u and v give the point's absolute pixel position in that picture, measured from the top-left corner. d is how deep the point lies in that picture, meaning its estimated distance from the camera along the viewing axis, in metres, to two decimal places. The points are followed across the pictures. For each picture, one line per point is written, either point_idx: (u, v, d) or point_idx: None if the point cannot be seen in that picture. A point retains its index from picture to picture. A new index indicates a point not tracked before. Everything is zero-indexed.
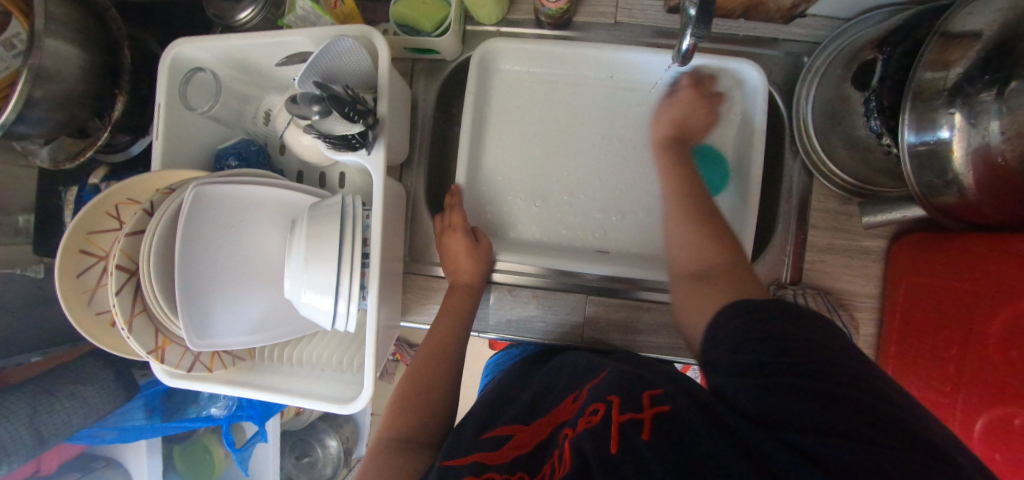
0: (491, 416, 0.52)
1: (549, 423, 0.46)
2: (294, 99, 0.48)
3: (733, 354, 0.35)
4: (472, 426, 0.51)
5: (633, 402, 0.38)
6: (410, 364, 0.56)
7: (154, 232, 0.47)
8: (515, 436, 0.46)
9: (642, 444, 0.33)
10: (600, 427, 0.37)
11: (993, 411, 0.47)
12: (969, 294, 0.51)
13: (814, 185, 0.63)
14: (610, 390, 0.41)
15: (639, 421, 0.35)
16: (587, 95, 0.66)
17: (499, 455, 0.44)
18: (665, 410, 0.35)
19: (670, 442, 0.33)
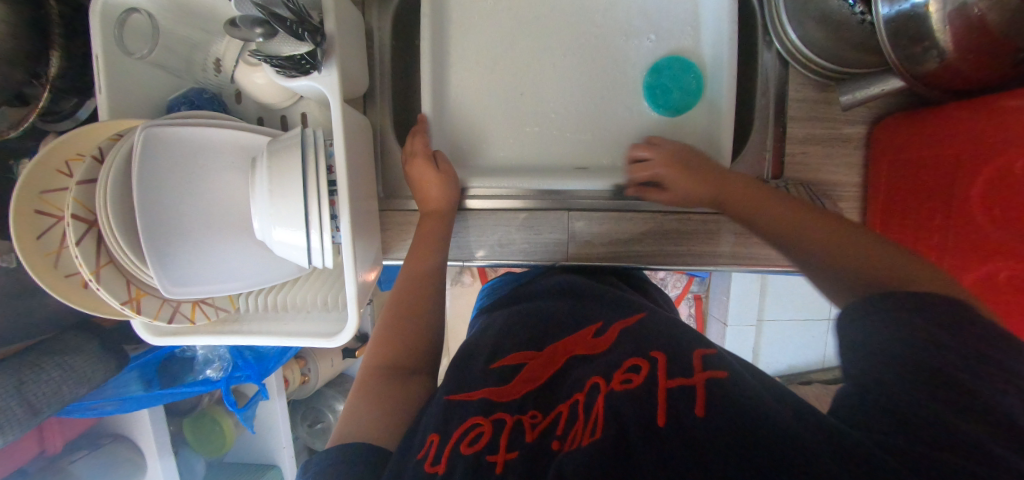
0: (497, 342, 0.52)
1: (561, 359, 0.46)
2: (232, 21, 0.44)
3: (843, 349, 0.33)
4: (481, 353, 0.51)
5: (681, 367, 0.36)
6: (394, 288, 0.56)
7: (107, 178, 0.45)
8: (527, 365, 0.47)
9: (695, 412, 0.31)
10: (641, 389, 0.36)
11: (977, 270, 0.47)
12: (953, 162, 0.50)
13: (790, 75, 0.61)
14: (652, 349, 0.41)
15: (688, 387, 0.34)
16: (547, 6, 0.63)
17: (509, 390, 0.44)
18: (717, 378, 0.34)
19: (723, 410, 0.31)
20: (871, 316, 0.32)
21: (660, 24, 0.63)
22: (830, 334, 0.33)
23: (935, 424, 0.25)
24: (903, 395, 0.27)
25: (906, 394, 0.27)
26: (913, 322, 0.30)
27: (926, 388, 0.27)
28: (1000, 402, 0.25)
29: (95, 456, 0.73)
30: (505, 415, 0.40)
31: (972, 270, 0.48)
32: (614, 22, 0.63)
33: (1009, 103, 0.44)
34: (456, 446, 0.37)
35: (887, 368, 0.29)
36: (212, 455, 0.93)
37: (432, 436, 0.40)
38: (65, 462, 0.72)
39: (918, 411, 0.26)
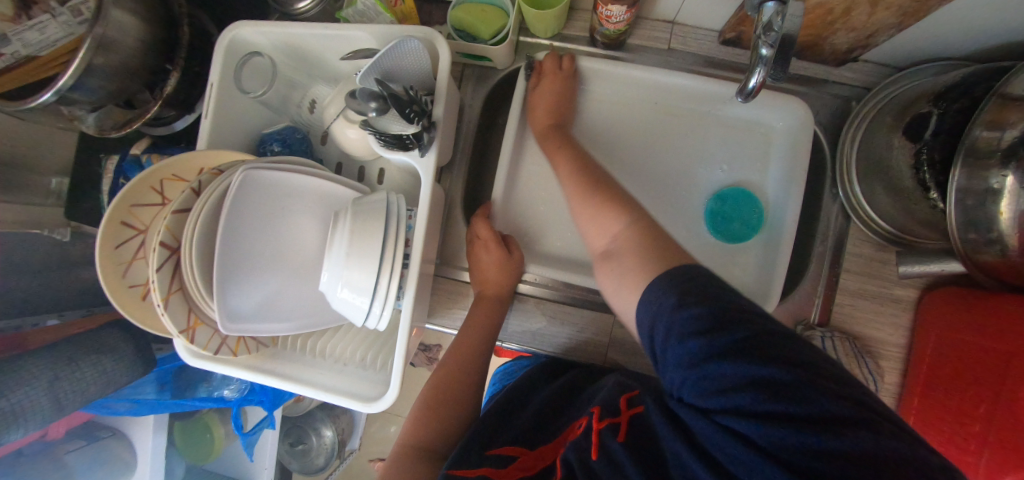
0: (493, 427, 0.52)
1: (551, 450, 0.46)
2: (353, 93, 0.48)
3: (668, 328, 0.32)
4: (479, 434, 0.51)
5: (613, 411, 0.41)
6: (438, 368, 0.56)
7: (200, 213, 0.47)
8: (518, 458, 0.46)
9: (619, 446, 0.35)
10: (582, 437, 0.39)
11: (1017, 473, 0.46)
12: (1005, 356, 0.50)
13: (850, 229, 0.63)
14: (598, 403, 0.44)
15: (615, 425, 0.38)
16: (629, 115, 0.67)
17: (504, 472, 0.43)
18: (639, 414, 0.38)
19: (640, 441, 0.35)
20: (710, 326, 0.29)
21: (735, 152, 0.66)
22: (729, 353, 0.28)
23: (786, 423, 0.25)
24: (757, 395, 0.26)
25: (750, 394, 0.26)
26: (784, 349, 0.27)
27: (766, 384, 0.26)
28: (826, 387, 0.25)
29: (92, 450, 0.73)
30: None
31: (1011, 471, 0.47)
32: (689, 141, 0.66)
33: None
34: None
35: (717, 367, 0.28)
36: (200, 462, 0.90)
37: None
38: (62, 450, 0.73)
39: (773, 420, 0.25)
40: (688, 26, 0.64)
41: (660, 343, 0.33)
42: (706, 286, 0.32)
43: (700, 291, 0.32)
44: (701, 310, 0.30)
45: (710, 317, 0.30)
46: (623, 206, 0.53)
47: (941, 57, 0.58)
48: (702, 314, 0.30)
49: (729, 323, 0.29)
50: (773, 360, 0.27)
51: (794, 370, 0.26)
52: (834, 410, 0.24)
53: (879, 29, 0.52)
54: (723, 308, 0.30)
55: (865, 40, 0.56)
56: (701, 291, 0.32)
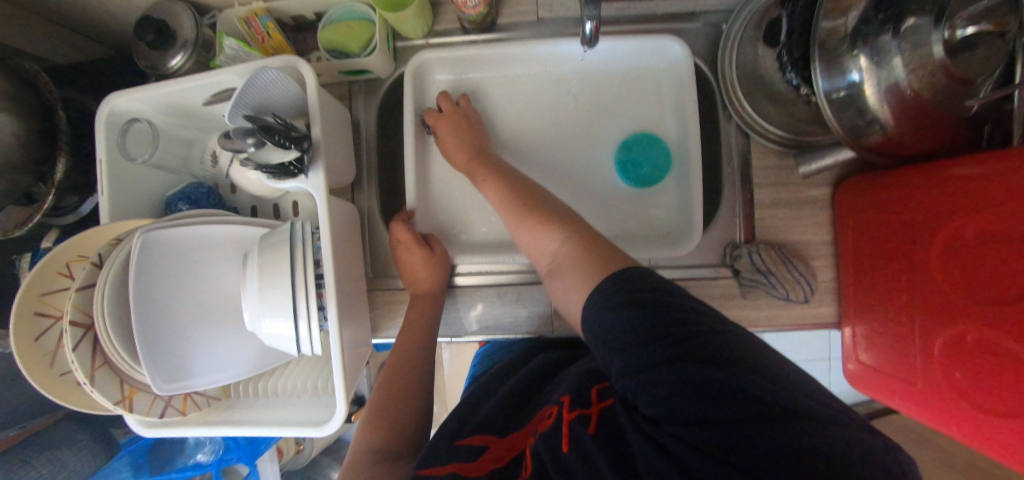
0: (462, 420, 0.52)
1: (522, 438, 0.46)
2: (227, 135, 0.49)
3: (619, 340, 0.33)
4: (450, 430, 0.51)
5: (582, 399, 0.38)
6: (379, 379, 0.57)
7: (105, 284, 0.47)
8: (489, 448, 0.45)
9: (590, 438, 0.33)
10: (551, 429, 0.37)
11: (947, 331, 0.48)
12: (911, 225, 0.52)
13: (751, 145, 0.65)
14: (566, 391, 0.41)
15: (585, 418, 0.35)
16: (521, 92, 0.68)
17: (475, 466, 0.44)
18: (609, 404, 0.35)
19: (616, 443, 0.32)
20: (663, 332, 0.31)
21: (631, 100, 0.67)
22: (683, 361, 0.29)
23: (744, 427, 0.26)
24: (708, 403, 0.27)
25: (705, 399, 0.27)
26: (736, 361, 0.29)
27: (720, 393, 0.27)
28: (776, 394, 0.27)
29: None
30: None
31: (942, 331, 0.49)
32: (584, 104, 0.67)
33: (958, 173, 0.47)
34: None
35: (664, 375, 0.29)
36: None
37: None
38: None
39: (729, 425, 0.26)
40: None
41: (613, 341, 0.33)
42: (650, 295, 0.34)
43: (639, 298, 0.34)
44: (656, 319, 0.32)
45: (664, 326, 0.31)
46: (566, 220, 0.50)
47: None
48: (671, 321, 0.32)
49: (683, 329, 0.31)
50: (725, 368, 0.28)
51: (743, 376, 0.28)
52: (808, 416, 0.26)
53: None
54: (678, 310, 0.33)
55: None
56: (642, 298, 0.34)
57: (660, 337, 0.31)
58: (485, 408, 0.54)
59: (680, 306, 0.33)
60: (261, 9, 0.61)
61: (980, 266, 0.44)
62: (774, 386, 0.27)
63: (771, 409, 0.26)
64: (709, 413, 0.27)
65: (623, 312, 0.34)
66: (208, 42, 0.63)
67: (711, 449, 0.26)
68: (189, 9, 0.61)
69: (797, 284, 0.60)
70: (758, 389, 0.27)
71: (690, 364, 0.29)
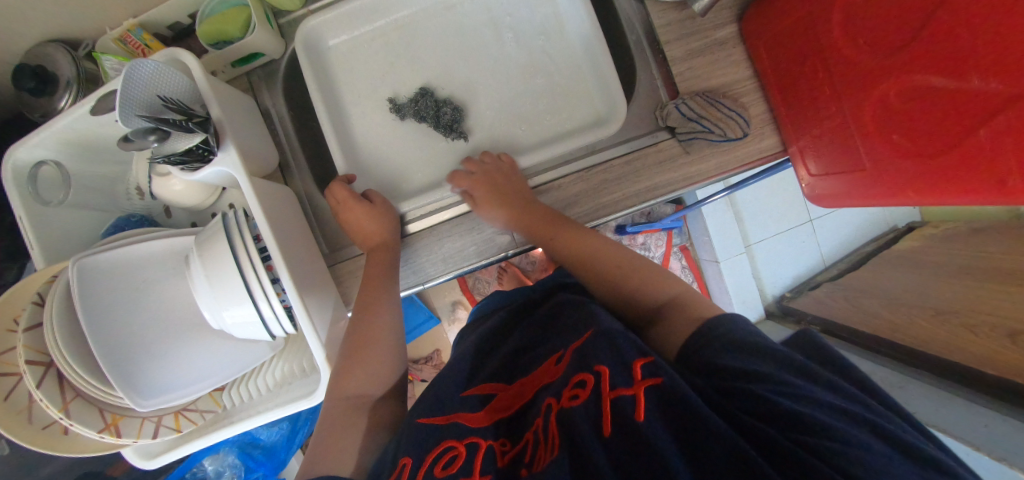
0: (468, 375, 0.58)
1: (530, 385, 0.52)
2: (124, 137, 0.48)
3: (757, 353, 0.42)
4: (452, 380, 0.56)
5: (625, 373, 0.41)
6: (347, 328, 0.57)
7: (52, 316, 0.46)
8: (497, 396, 0.52)
9: (637, 422, 0.37)
10: (590, 403, 0.41)
11: (872, 100, 0.48)
12: (812, 17, 0.52)
13: (649, 8, 0.65)
14: (596, 360, 0.44)
15: (634, 399, 0.39)
16: (415, 32, 0.67)
17: (481, 415, 0.49)
18: (656, 383, 0.39)
19: (676, 414, 0.37)
20: (796, 366, 0.40)
21: (524, 4, 0.67)
22: (810, 385, 0.38)
23: (816, 437, 0.34)
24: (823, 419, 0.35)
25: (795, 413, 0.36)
26: (835, 398, 0.38)
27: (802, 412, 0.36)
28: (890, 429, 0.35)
29: None
30: (477, 439, 0.45)
31: (868, 102, 0.49)
32: (478, 24, 0.67)
33: None
34: (430, 468, 0.42)
35: (779, 376, 0.39)
36: None
37: (405, 458, 0.44)
38: None
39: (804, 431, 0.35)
40: None
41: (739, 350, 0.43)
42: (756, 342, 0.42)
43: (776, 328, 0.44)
44: (762, 352, 0.41)
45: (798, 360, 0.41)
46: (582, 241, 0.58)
47: None
48: (784, 369, 0.40)
49: (798, 364, 0.40)
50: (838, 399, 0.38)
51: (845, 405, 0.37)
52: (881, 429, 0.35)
53: None
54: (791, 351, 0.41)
55: None
56: (778, 336, 0.43)
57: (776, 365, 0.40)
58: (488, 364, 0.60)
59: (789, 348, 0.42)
60: (133, 25, 0.61)
61: (882, 19, 0.44)
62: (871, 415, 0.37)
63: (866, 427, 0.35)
64: (790, 420, 0.36)
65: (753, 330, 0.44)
66: (93, 75, 0.62)
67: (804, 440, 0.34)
68: (61, 47, 0.60)
69: (730, 119, 0.60)
70: (856, 411, 0.36)
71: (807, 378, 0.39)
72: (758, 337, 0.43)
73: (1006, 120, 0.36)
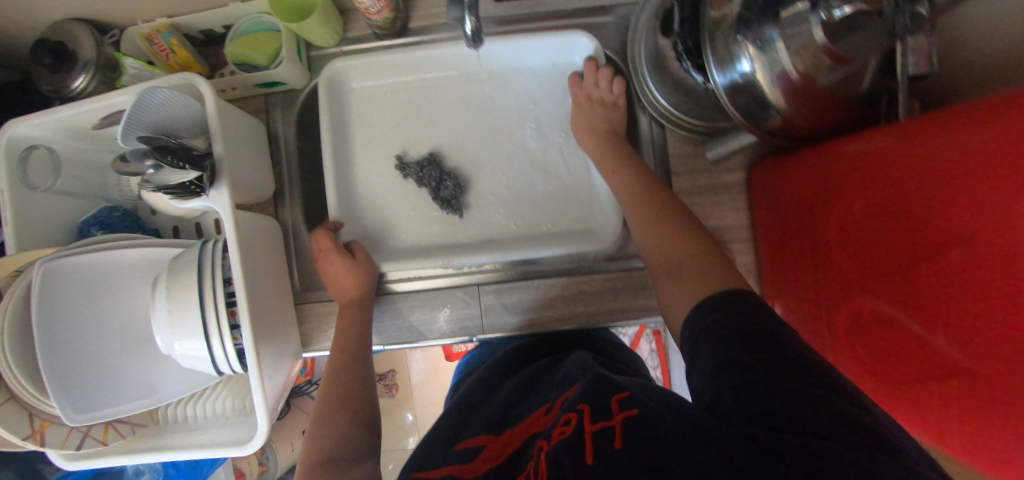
0: (458, 423, 0.52)
1: (517, 436, 0.45)
2: (121, 158, 0.48)
3: (724, 348, 0.34)
4: (446, 433, 0.51)
5: (602, 408, 0.36)
6: (323, 379, 0.56)
7: (5, 317, 0.47)
8: (487, 447, 0.46)
9: (616, 452, 0.31)
10: (573, 436, 0.35)
11: (847, 307, 0.50)
12: (812, 204, 0.54)
13: (669, 135, 0.66)
14: (581, 398, 0.39)
15: (609, 430, 0.33)
16: (439, 96, 0.68)
17: (469, 468, 0.44)
18: (633, 415, 0.34)
19: (641, 443, 0.31)
20: (753, 347, 0.33)
21: (551, 97, 0.68)
22: (790, 377, 0.30)
23: (806, 434, 0.27)
24: (797, 418, 0.28)
25: (791, 409, 0.28)
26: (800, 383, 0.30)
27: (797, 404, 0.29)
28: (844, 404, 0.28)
29: None
30: None
31: (844, 307, 0.50)
32: (502, 104, 0.68)
33: (847, 147, 0.48)
34: None
35: (751, 358, 0.32)
36: None
37: None
38: None
39: (802, 428, 0.27)
40: None
41: (706, 351, 0.35)
42: (732, 307, 0.36)
43: (734, 309, 0.36)
44: (737, 332, 0.34)
45: (757, 337, 0.33)
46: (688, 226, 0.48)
47: None
48: (736, 362, 0.32)
49: (756, 349, 0.32)
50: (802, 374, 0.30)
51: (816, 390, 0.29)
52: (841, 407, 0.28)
53: None
54: (760, 329, 0.34)
55: None
56: (737, 312, 0.35)
57: (731, 340, 0.34)
58: (481, 408, 0.53)
59: (759, 327, 0.34)
60: (164, 25, 0.60)
61: (867, 242, 0.46)
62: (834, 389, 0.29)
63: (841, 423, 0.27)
64: (754, 422, 0.29)
65: (717, 317, 0.36)
66: (113, 61, 0.62)
67: (775, 447, 0.27)
68: (88, 29, 0.60)
69: None
70: (825, 388, 0.29)
71: (770, 347, 0.32)
72: (757, 314, 0.35)
73: (957, 389, 0.38)
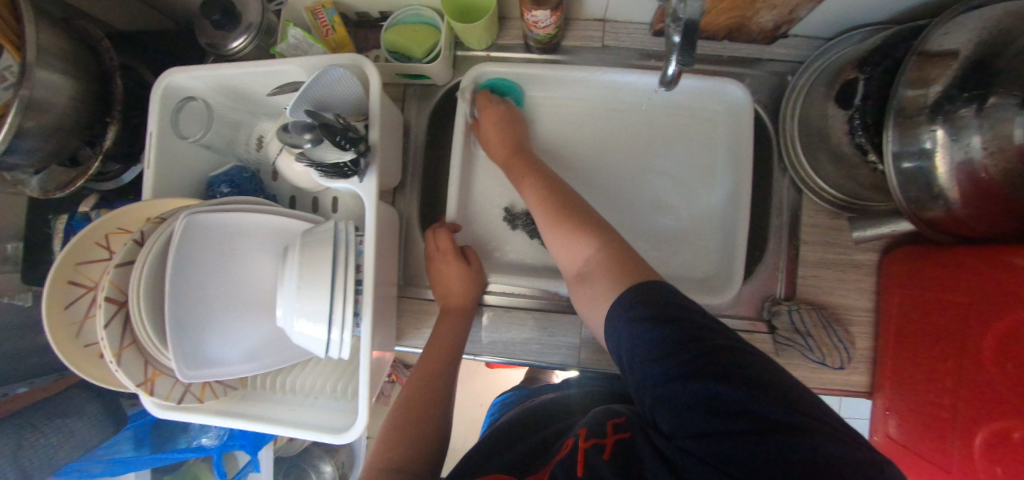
0: (481, 455, 0.47)
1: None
2: (286, 127, 0.48)
3: (643, 358, 0.36)
4: (469, 466, 0.45)
5: (599, 430, 0.37)
6: (406, 387, 0.56)
7: (145, 262, 0.47)
8: None
9: (604, 464, 0.33)
10: (568, 455, 0.36)
11: (990, 425, 0.45)
12: (962, 309, 0.50)
13: (803, 201, 0.64)
14: (584, 423, 0.40)
15: (601, 445, 0.35)
16: (576, 117, 0.67)
17: None
18: (626, 438, 0.35)
19: (627, 462, 0.33)
20: (661, 341, 0.35)
21: (684, 139, 0.66)
22: (699, 368, 0.33)
23: (735, 440, 0.29)
24: (728, 426, 0.30)
25: (708, 400, 0.31)
26: (706, 364, 0.33)
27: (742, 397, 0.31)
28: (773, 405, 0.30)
29: None
30: None
31: (985, 424, 0.45)
32: (635, 137, 0.66)
33: (1016, 260, 0.44)
34: None
35: (681, 372, 0.33)
36: None
37: None
38: None
39: (730, 424, 0.30)
40: (619, 21, 0.64)
41: (636, 360, 0.37)
42: (674, 312, 0.37)
43: (665, 309, 0.37)
44: (675, 336, 0.35)
45: (676, 337, 0.35)
46: (596, 227, 0.49)
47: (866, 22, 0.59)
48: (669, 352, 0.34)
49: (696, 344, 0.34)
50: (729, 381, 0.31)
51: (750, 392, 0.31)
52: (771, 414, 0.29)
53: (798, 3, 0.53)
54: (681, 316, 0.36)
55: (789, 15, 0.57)
56: (669, 314, 0.37)
57: (658, 339, 0.35)
58: (511, 445, 0.48)
59: (687, 320, 0.36)
60: (329, 2, 0.61)
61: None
62: (787, 403, 0.30)
63: (777, 428, 0.29)
64: (700, 425, 0.31)
65: (647, 315, 0.37)
66: (271, 27, 0.63)
67: (697, 449, 0.30)
68: None
69: (834, 350, 0.58)
70: (733, 391, 0.31)
71: (676, 340, 0.35)
72: (675, 313, 0.37)
73: None
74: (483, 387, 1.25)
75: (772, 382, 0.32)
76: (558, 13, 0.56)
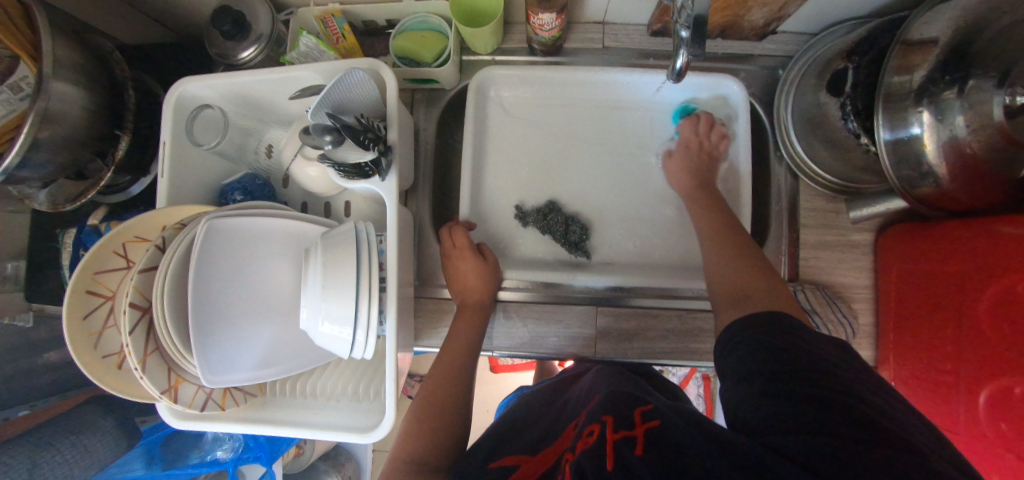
0: (500, 442, 0.48)
1: (553, 455, 0.42)
2: (307, 129, 0.49)
3: (741, 369, 0.36)
4: (484, 451, 0.46)
5: (626, 421, 0.38)
6: (422, 389, 0.56)
7: (168, 268, 0.46)
8: (520, 468, 0.42)
9: (638, 458, 0.32)
10: (595, 446, 0.36)
11: (992, 383, 0.47)
12: (954, 277, 0.53)
13: (800, 186, 0.67)
14: (604, 412, 0.41)
15: (632, 439, 0.35)
16: (580, 115, 0.69)
17: None
18: (656, 427, 0.36)
19: (665, 455, 0.32)
20: (772, 356, 0.35)
21: None
22: (794, 378, 0.33)
23: (813, 433, 0.29)
24: (803, 421, 0.30)
25: (792, 404, 0.31)
26: (801, 374, 0.33)
27: (808, 402, 0.31)
28: (853, 408, 0.29)
29: None
30: None
31: (987, 383, 0.48)
32: (638, 133, 0.69)
33: (1005, 230, 0.48)
34: None
35: (776, 382, 0.33)
36: None
37: None
38: None
39: (806, 420, 0.30)
40: (618, 23, 0.67)
41: (736, 368, 0.37)
42: (786, 336, 0.36)
43: (780, 332, 0.37)
44: (770, 355, 0.35)
45: (787, 353, 0.35)
46: (768, 269, 0.49)
47: (848, 17, 0.63)
48: (772, 359, 0.35)
49: (795, 357, 0.34)
50: (815, 387, 0.31)
51: (832, 397, 0.30)
52: (850, 413, 0.29)
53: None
54: (797, 337, 0.36)
55: (778, 12, 0.60)
56: (779, 341, 0.36)
57: (763, 356, 0.36)
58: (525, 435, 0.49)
59: (796, 340, 0.36)
60: (337, 10, 0.62)
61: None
62: (866, 404, 0.30)
63: (852, 424, 0.28)
64: (778, 422, 0.31)
65: (763, 337, 0.38)
66: (280, 37, 0.64)
67: (774, 442, 0.30)
68: (268, 5, 0.62)
69: (840, 325, 0.61)
70: (820, 397, 0.31)
71: (785, 355, 0.35)
72: (790, 337, 0.36)
73: None
74: (489, 392, 1.24)
75: (855, 395, 0.31)
76: (562, 16, 0.59)
